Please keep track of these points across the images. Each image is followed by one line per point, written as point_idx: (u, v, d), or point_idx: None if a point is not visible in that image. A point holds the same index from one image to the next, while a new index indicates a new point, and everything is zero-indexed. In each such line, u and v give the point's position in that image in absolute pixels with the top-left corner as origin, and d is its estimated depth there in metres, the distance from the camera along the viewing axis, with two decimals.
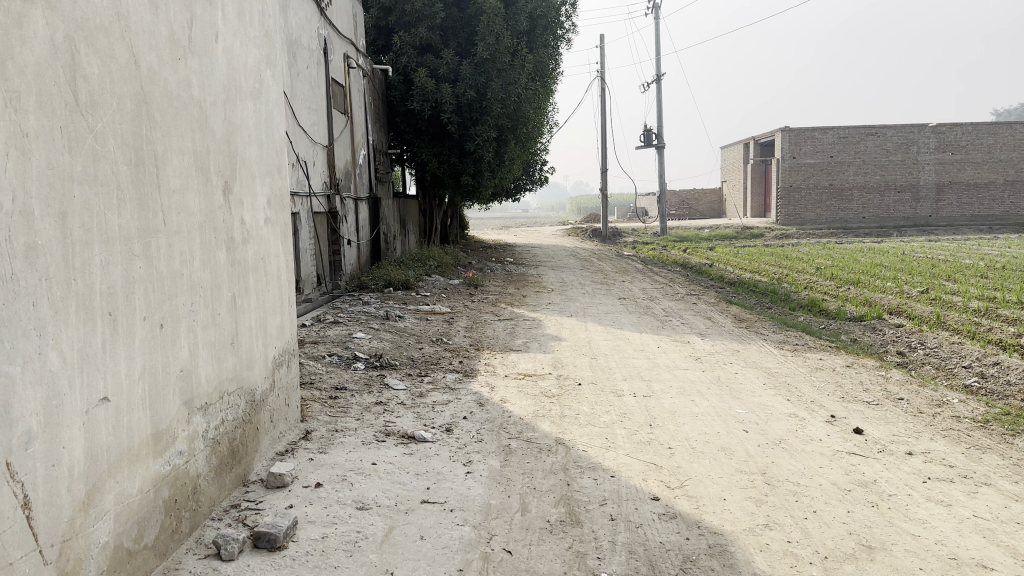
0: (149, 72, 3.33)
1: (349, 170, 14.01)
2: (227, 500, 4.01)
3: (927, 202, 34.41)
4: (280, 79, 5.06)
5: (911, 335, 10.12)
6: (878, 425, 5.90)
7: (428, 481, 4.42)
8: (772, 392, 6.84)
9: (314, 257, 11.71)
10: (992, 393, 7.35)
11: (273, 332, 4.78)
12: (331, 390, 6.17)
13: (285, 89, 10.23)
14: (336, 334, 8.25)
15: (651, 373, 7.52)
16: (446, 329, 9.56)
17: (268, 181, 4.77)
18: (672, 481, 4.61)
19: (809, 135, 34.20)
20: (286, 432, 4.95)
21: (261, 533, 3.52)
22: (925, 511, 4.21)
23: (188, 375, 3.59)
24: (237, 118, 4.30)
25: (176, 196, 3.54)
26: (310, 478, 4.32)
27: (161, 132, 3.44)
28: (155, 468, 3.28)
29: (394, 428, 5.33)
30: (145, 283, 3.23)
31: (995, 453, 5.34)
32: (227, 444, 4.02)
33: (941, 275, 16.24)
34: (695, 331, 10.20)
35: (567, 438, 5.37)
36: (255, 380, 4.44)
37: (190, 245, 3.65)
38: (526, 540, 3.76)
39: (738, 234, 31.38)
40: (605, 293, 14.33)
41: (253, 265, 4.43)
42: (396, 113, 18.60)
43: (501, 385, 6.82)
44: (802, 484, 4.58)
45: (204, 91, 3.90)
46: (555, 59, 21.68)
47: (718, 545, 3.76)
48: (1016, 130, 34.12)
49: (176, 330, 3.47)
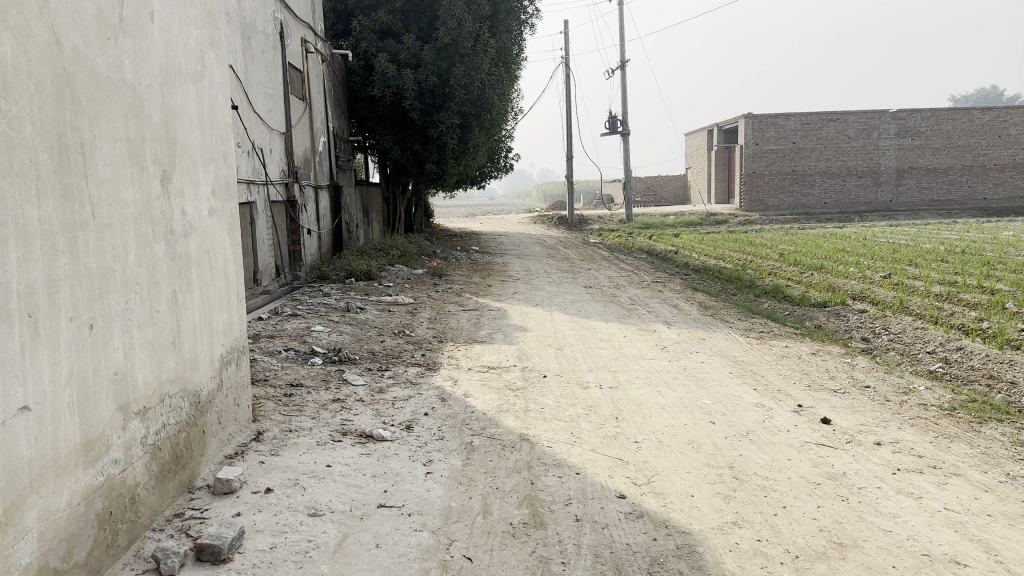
0: (73, 52, 3.07)
1: (308, 157, 13.67)
2: (170, 508, 3.78)
3: (887, 187, 34.90)
4: (224, 60, 4.78)
5: (875, 321, 10.16)
6: (845, 414, 5.84)
7: (386, 483, 4.23)
8: (738, 381, 6.76)
9: (272, 247, 11.39)
10: (956, 378, 7.37)
11: (220, 329, 4.53)
12: (286, 387, 5.94)
13: (239, 73, 9.87)
14: (293, 328, 7.99)
15: (617, 364, 7.38)
16: (408, 321, 9.33)
17: (211, 168, 4.51)
18: (638, 477, 4.48)
19: (772, 121, 34.36)
20: (235, 433, 4.72)
21: (204, 545, 3.30)
22: (896, 505, 4.13)
23: (122, 378, 3.34)
24: (176, 103, 4.04)
25: (107, 186, 3.29)
26: (260, 483, 4.10)
27: (89, 118, 3.18)
28: (86, 480, 3.04)
29: (352, 427, 5.12)
30: (72, 281, 2.99)
31: (963, 441, 5.30)
32: (169, 450, 3.79)
33: (903, 259, 16.39)
34: (661, 319, 10.12)
35: (532, 433, 5.21)
36: (199, 380, 4.20)
37: (123, 238, 3.40)
38: (488, 545, 3.59)
39: (702, 220, 31.50)
40: (571, 281, 14.18)
41: (195, 258, 4.18)
42: (357, 99, 18.24)
43: (464, 378, 6.64)
44: (770, 478, 4.48)
45: (138, 74, 3.63)
46: (518, 43, 21.45)
47: (687, 546, 3.63)
48: (974, 115, 34.59)
49: (108, 331, 3.23)
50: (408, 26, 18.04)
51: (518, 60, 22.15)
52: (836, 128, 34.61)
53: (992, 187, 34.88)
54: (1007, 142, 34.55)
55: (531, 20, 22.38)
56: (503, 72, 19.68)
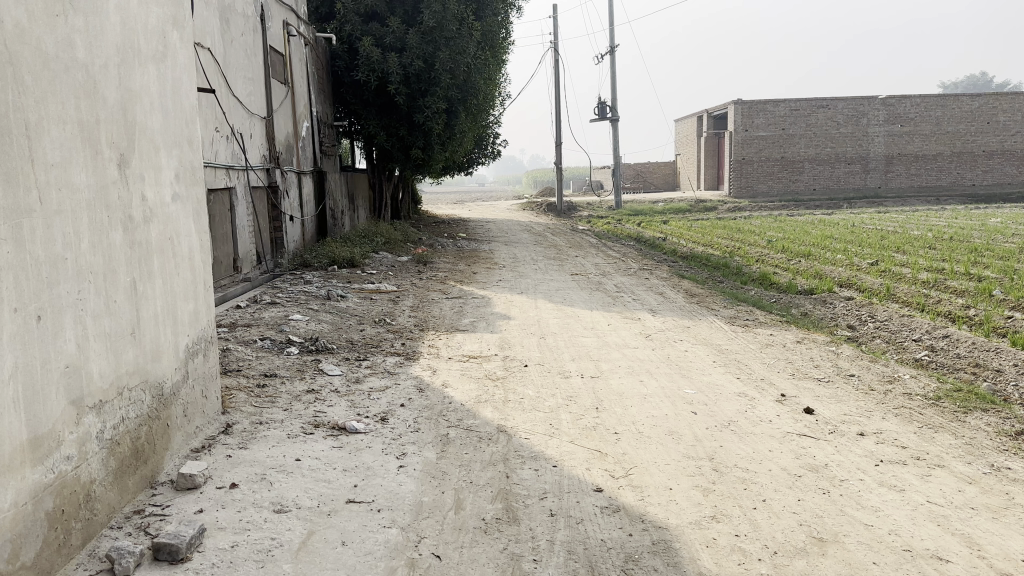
0: (16, 29, 2.90)
1: (290, 142, 13.45)
2: (129, 504, 3.65)
3: (876, 173, 34.88)
4: (188, 40, 4.62)
5: (861, 309, 10.07)
6: (829, 404, 5.75)
7: (357, 477, 4.12)
8: (722, 370, 6.66)
9: (253, 234, 11.21)
10: (942, 366, 7.30)
11: (185, 319, 4.39)
12: (259, 377, 5.81)
13: (217, 56, 9.64)
14: (271, 316, 7.84)
15: (600, 353, 7.27)
16: (390, 309, 9.19)
17: (175, 152, 4.35)
18: (616, 469, 4.38)
19: (762, 108, 34.23)
20: (203, 426, 4.58)
21: (162, 544, 3.18)
22: (878, 498, 4.04)
23: (75, 370, 3.21)
24: (134, 84, 3.88)
25: (56, 171, 3.14)
26: (225, 478, 3.98)
27: (34, 100, 3.02)
28: (34, 478, 2.90)
29: (324, 419, 5.00)
30: (16, 270, 2.84)
31: (947, 431, 5.21)
32: (129, 444, 3.66)
33: (890, 246, 16.33)
34: (647, 306, 10.01)
35: (509, 424, 5.09)
36: (163, 372, 4.07)
37: (75, 225, 3.25)
38: (458, 543, 3.48)
39: (692, 207, 31.37)
40: (557, 268, 14.05)
41: (158, 246, 4.03)
42: (342, 84, 17.99)
43: (444, 368, 6.52)
44: (751, 470, 4.39)
45: (91, 53, 3.46)
46: (505, 27, 21.17)
47: (663, 542, 3.53)
48: (964, 101, 34.51)
49: (58, 322, 3.09)
50: (393, 8, 17.74)
51: (505, 44, 21.87)
52: (826, 115, 34.53)
53: (981, 173, 34.84)
54: (995, 129, 34.52)
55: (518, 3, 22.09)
56: (490, 56, 19.43)
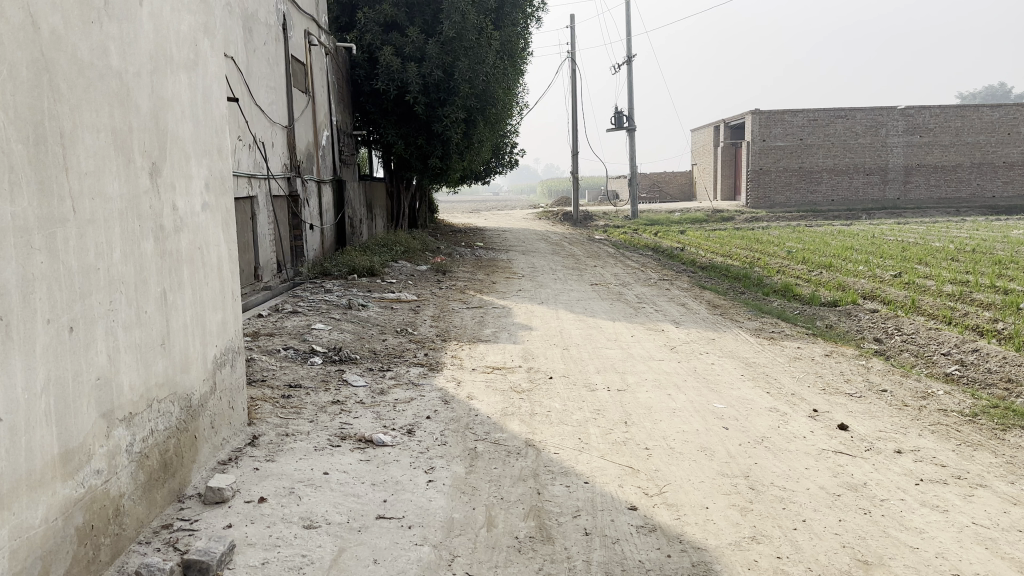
0: (51, 36, 2.86)
1: (311, 151, 13.46)
2: (157, 518, 3.59)
3: (895, 184, 34.61)
4: (218, 47, 4.59)
5: (887, 321, 9.93)
6: (862, 420, 5.63)
7: (386, 492, 4.05)
8: (751, 385, 6.54)
9: (274, 242, 11.20)
10: (974, 381, 7.15)
11: (213, 329, 4.34)
12: (284, 388, 5.74)
13: (240, 65, 9.66)
14: (293, 325, 7.79)
15: (626, 365, 7.17)
16: (411, 318, 9.12)
17: (205, 162, 4.32)
18: (650, 487, 4.28)
19: (780, 118, 34.02)
20: (230, 438, 4.53)
21: (192, 561, 3.12)
22: (922, 519, 3.92)
23: (106, 382, 3.15)
24: (166, 92, 3.84)
25: (89, 179, 3.10)
26: (254, 492, 3.92)
27: (69, 107, 2.98)
28: (64, 493, 2.84)
29: (351, 431, 4.94)
30: (50, 280, 2.79)
31: (987, 449, 5.08)
32: (158, 457, 3.61)
33: (912, 257, 16.14)
34: (669, 318, 9.91)
35: (538, 438, 5.01)
36: (191, 383, 4.02)
37: (107, 235, 3.21)
38: (492, 562, 3.39)
39: (710, 217, 31.21)
40: (577, 278, 13.97)
41: (187, 254, 3.99)
42: (361, 94, 18.03)
43: (468, 379, 6.44)
44: (788, 488, 4.28)
45: (125, 60, 3.43)
46: (524, 37, 21.21)
47: (703, 564, 3.43)
48: (985, 112, 34.20)
49: (90, 333, 3.04)
50: (413, 18, 17.80)
51: (523, 53, 21.89)
52: (844, 125, 34.29)
53: (1000, 185, 34.54)
54: (1016, 140, 34.17)
55: (537, 14, 22.13)
56: (508, 65, 19.43)
